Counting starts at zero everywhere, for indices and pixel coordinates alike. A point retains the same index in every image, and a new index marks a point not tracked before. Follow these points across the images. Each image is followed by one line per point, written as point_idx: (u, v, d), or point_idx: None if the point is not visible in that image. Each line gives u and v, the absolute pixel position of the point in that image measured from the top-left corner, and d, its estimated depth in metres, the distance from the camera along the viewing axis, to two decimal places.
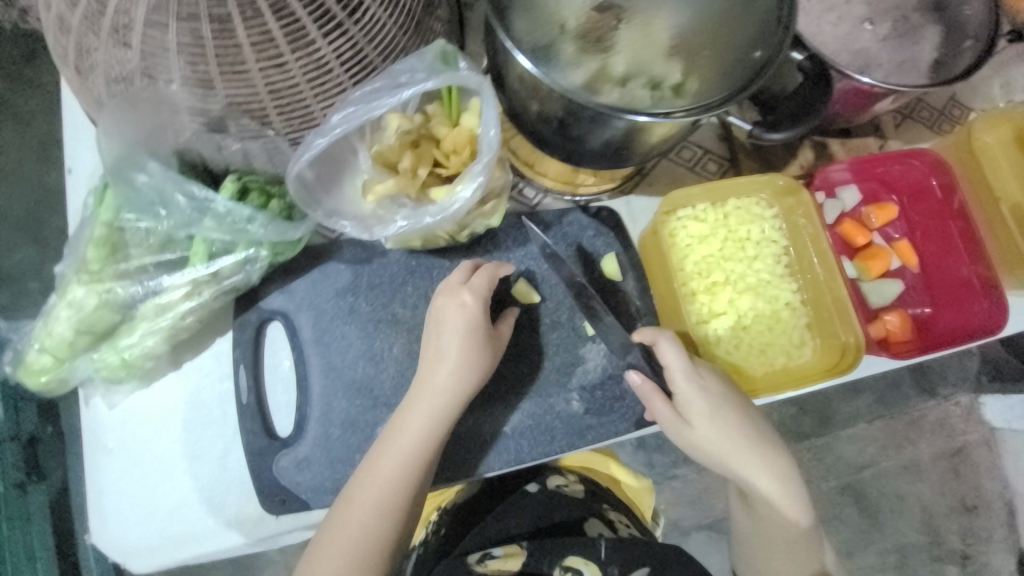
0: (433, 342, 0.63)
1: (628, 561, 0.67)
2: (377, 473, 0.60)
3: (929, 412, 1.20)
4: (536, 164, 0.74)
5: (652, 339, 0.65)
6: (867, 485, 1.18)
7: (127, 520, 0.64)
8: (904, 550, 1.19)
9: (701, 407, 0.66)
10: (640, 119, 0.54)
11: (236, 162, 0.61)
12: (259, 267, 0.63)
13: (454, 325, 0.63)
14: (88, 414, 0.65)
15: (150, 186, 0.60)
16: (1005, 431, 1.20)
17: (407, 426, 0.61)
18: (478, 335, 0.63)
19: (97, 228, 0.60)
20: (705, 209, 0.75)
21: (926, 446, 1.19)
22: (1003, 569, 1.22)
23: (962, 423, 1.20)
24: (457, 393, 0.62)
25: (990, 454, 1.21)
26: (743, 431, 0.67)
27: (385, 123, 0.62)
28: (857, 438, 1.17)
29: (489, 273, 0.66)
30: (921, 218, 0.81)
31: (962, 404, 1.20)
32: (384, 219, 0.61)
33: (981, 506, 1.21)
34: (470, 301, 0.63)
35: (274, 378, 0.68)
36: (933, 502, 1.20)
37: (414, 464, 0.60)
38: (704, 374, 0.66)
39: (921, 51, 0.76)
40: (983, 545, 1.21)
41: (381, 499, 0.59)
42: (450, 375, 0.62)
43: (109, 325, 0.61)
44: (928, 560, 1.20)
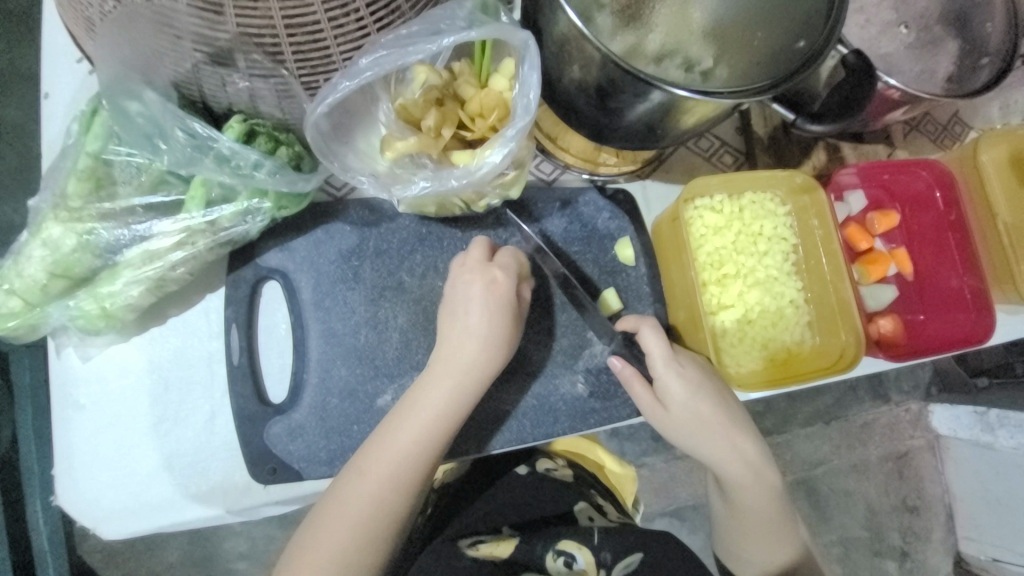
0: (459, 314, 0.60)
1: (622, 543, 0.66)
2: (390, 447, 0.57)
3: (883, 416, 1.25)
4: (559, 139, 0.71)
5: (634, 327, 0.67)
6: (818, 480, 1.23)
7: (96, 480, 0.59)
8: (847, 543, 1.25)
9: (680, 392, 0.64)
10: (680, 93, 0.51)
11: (242, 103, 0.56)
12: (260, 220, 0.58)
13: (481, 299, 0.60)
14: (59, 363, 0.59)
15: (144, 118, 0.54)
16: (950, 438, 1.26)
17: (425, 402, 0.58)
18: (506, 313, 0.60)
19: (82, 160, 0.54)
20: (721, 200, 0.75)
21: (876, 447, 1.25)
22: (936, 566, 1.29)
23: (911, 428, 1.26)
24: (483, 371, 0.59)
25: (933, 459, 1.28)
26: (721, 419, 0.66)
27: (409, 77, 0.58)
28: (814, 436, 1.22)
29: (510, 252, 0.64)
30: (919, 229, 0.83)
31: (913, 411, 1.26)
32: (405, 179, 0.58)
33: (921, 507, 1.28)
34: (501, 274, 0.61)
35: (268, 343, 0.64)
36: (877, 501, 1.26)
37: (428, 441, 0.57)
38: (682, 359, 0.66)
39: (940, 64, 0.76)
40: (920, 542, 1.28)
41: (390, 476, 0.56)
42: (479, 351, 0.59)
43: (89, 270, 0.55)
44: (870, 554, 1.26)
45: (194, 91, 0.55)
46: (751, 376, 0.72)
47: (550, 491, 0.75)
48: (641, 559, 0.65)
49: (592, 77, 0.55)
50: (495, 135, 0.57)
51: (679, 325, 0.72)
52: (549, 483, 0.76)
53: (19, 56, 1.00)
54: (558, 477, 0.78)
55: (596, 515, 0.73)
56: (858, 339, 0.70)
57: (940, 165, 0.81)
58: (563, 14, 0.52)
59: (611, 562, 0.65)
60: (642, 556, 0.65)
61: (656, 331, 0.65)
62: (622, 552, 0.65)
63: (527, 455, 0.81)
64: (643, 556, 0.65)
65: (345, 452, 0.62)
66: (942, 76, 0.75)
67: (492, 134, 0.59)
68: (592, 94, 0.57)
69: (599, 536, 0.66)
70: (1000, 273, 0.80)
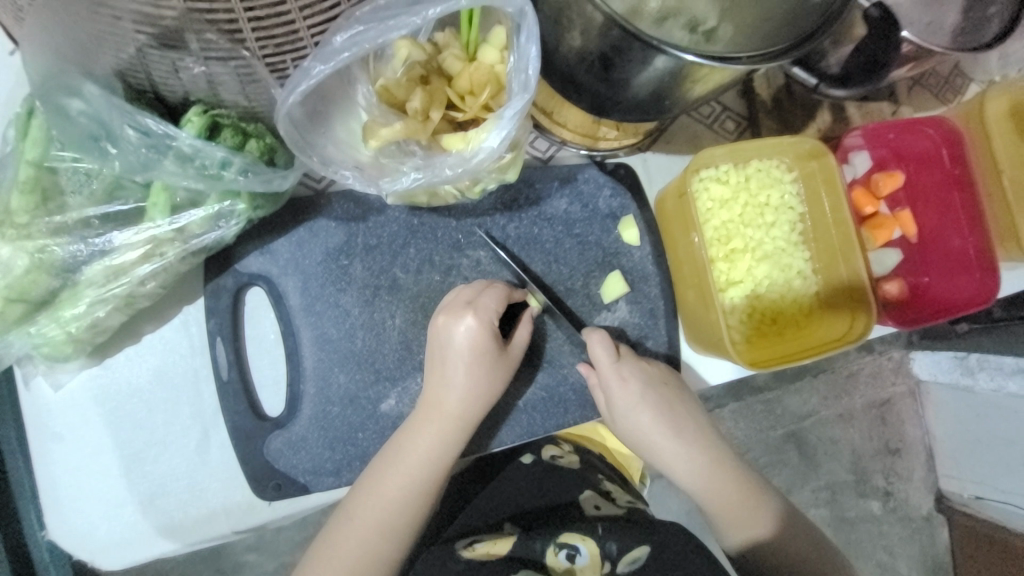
0: (439, 362, 0.58)
1: (627, 536, 0.65)
2: (376, 498, 0.56)
3: (866, 365, 1.25)
4: (556, 113, 0.67)
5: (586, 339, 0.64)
6: (806, 432, 1.24)
7: (86, 513, 0.56)
8: (834, 488, 1.27)
9: (627, 405, 0.64)
10: (688, 59, 0.46)
11: (201, 92, 0.49)
12: (235, 224, 0.52)
13: (461, 346, 0.57)
14: (29, 393, 0.55)
15: (88, 117, 0.47)
16: (930, 384, 1.25)
17: (409, 451, 0.57)
18: (487, 358, 0.58)
19: (23, 170, 0.47)
20: (727, 170, 0.71)
21: (859, 397, 1.25)
22: (919, 504, 1.30)
23: (892, 376, 1.26)
24: (467, 417, 0.58)
25: (914, 405, 1.28)
26: (662, 429, 0.65)
27: (389, 53, 0.52)
28: (802, 391, 1.23)
29: (499, 292, 0.60)
30: (923, 189, 0.81)
31: (893, 359, 1.26)
32: (393, 170, 0.53)
33: (902, 450, 1.28)
34: (477, 321, 0.58)
35: (258, 354, 0.60)
36: (861, 446, 1.27)
37: (417, 486, 0.57)
38: (626, 374, 0.63)
39: (949, 12, 0.72)
40: (903, 483, 1.29)
41: (383, 522, 0.56)
42: (460, 398, 0.57)
43: (48, 292, 0.49)
44: (854, 496, 1.28)
45: (142, 81, 0.48)
46: (762, 352, 0.70)
47: (556, 480, 0.74)
48: (648, 554, 0.63)
49: (595, 45, 0.49)
50: (489, 115, 0.52)
51: (686, 304, 0.70)
52: (555, 472, 0.76)
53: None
54: (564, 464, 0.77)
55: (603, 502, 0.71)
56: (868, 320, 0.68)
57: (947, 122, 0.78)
58: None
59: (615, 554, 0.64)
60: (648, 550, 0.64)
61: (604, 343, 0.63)
62: (626, 547, 0.64)
63: (532, 443, 0.79)
64: (650, 551, 0.63)
65: (352, 461, 0.59)
66: (950, 25, 0.71)
67: (485, 114, 0.53)
68: (594, 63, 0.52)
69: (603, 528, 0.65)
70: (1005, 232, 0.78)
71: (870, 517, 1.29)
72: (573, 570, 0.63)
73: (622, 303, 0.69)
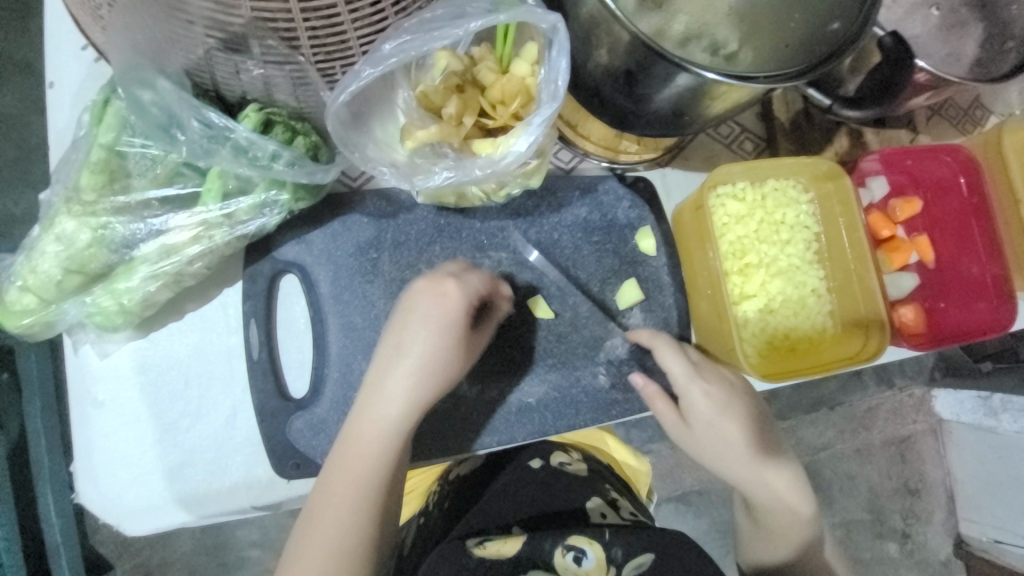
0: (398, 328, 0.58)
1: (632, 543, 0.65)
2: (341, 480, 0.55)
3: (886, 401, 1.22)
4: (581, 127, 0.68)
5: (650, 343, 0.66)
6: (821, 465, 1.21)
7: (116, 478, 0.59)
8: (849, 526, 1.23)
9: (706, 410, 0.65)
10: (711, 77, 0.49)
11: (257, 91, 0.54)
12: (277, 213, 0.56)
13: (417, 317, 0.57)
14: (76, 360, 0.59)
15: (158, 107, 0.52)
16: (952, 423, 1.22)
17: (371, 424, 0.56)
18: (447, 323, 0.58)
19: (95, 152, 0.52)
20: (745, 187, 0.73)
21: (877, 433, 1.22)
22: (938, 548, 1.26)
23: (913, 412, 1.23)
24: (427, 385, 0.57)
25: (935, 443, 1.25)
26: (743, 441, 0.67)
27: (430, 63, 0.56)
28: (818, 422, 1.20)
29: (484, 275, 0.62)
30: (940, 215, 0.82)
31: (915, 396, 1.23)
32: (426, 169, 0.56)
33: (922, 490, 1.25)
34: (448, 292, 0.58)
35: (288, 338, 0.63)
36: (879, 483, 1.23)
37: (381, 460, 0.56)
38: (707, 378, 0.65)
39: (967, 46, 0.74)
40: (922, 525, 1.25)
41: (352, 497, 0.55)
42: (415, 365, 0.57)
43: (105, 266, 0.54)
44: (871, 536, 1.24)
45: (205, 80, 0.53)
46: (773, 369, 0.71)
47: (561, 486, 0.75)
48: (652, 560, 0.64)
49: (621, 61, 0.53)
50: (518, 123, 0.55)
51: (700, 315, 0.71)
52: (562, 478, 0.76)
53: (35, 49, 0.98)
54: (572, 471, 0.78)
55: (609, 511, 0.72)
56: (882, 339, 0.69)
57: (966, 151, 0.80)
58: None
59: (620, 560, 0.65)
60: (653, 557, 0.64)
61: (674, 349, 0.65)
62: (632, 553, 0.64)
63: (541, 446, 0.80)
64: (654, 557, 0.64)
65: None
66: (968, 57, 0.73)
67: (514, 122, 0.57)
68: (619, 79, 0.55)
69: (610, 533, 0.66)
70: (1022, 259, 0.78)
71: (887, 559, 1.25)
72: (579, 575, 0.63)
73: (637, 311, 0.71)
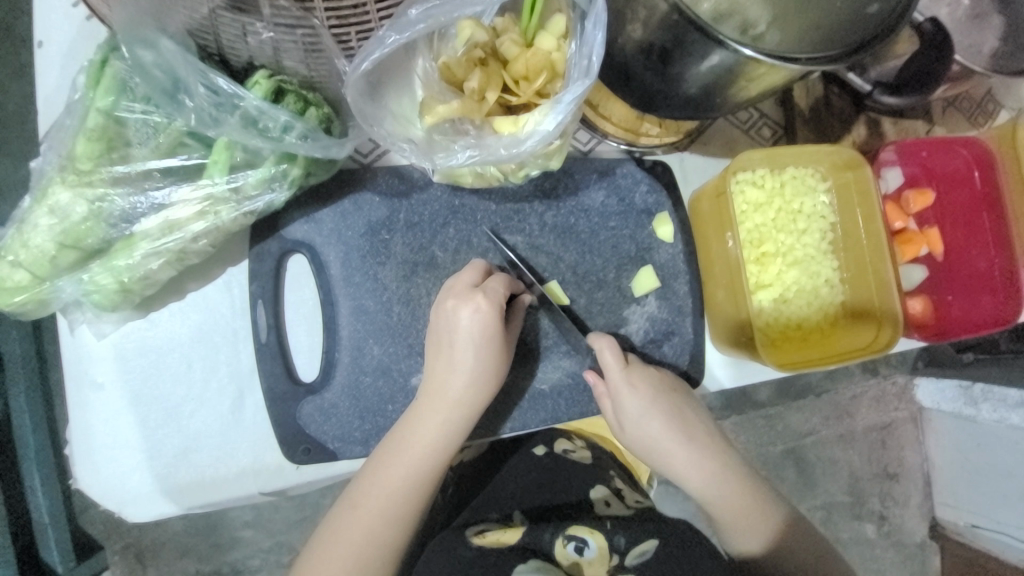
0: (446, 346, 0.57)
1: (633, 531, 0.64)
2: (379, 480, 0.56)
3: (871, 389, 1.25)
4: (601, 106, 0.68)
5: (596, 345, 0.64)
6: (806, 450, 1.24)
7: (115, 463, 0.56)
8: (830, 509, 1.27)
9: (630, 407, 0.63)
10: (748, 54, 0.47)
11: (266, 57, 0.50)
12: (286, 189, 0.53)
13: (468, 326, 0.57)
14: (72, 339, 0.56)
15: (161, 70, 0.48)
16: (933, 411, 1.25)
17: (414, 438, 0.57)
18: (495, 345, 0.58)
19: (92, 118, 0.48)
20: (764, 174, 0.72)
21: (862, 419, 1.25)
22: (913, 531, 1.30)
23: (896, 400, 1.26)
24: (472, 405, 0.58)
25: (916, 431, 1.28)
26: (674, 436, 0.65)
27: (451, 33, 0.53)
28: (807, 409, 1.22)
29: (503, 279, 0.60)
30: (953, 208, 0.82)
31: (898, 384, 1.26)
32: (445, 146, 0.54)
33: (902, 475, 1.29)
34: (488, 301, 0.57)
35: (296, 320, 0.61)
36: (861, 468, 1.27)
37: (422, 473, 0.57)
38: (637, 380, 0.64)
39: (990, 36, 0.73)
40: (899, 508, 1.29)
41: (388, 506, 0.56)
42: (463, 384, 0.57)
43: (102, 241, 0.50)
44: (850, 519, 1.28)
45: (210, 42, 0.49)
46: (788, 358, 0.71)
47: (566, 475, 0.74)
48: (656, 546, 0.63)
49: (656, 37, 0.50)
50: (544, 101, 0.53)
51: (715, 304, 0.70)
52: (567, 465, 0.76)
53: (13, 8, 0.92)
54: (576, 458, 0.77)
55: (613, 500, 0.71)
56: (894, 332, 0.69)
57: (983, 143, 0.79)
58: None
59: (625, 547, 0.63)
60: (657, 544, 0.63)
61: (613, 348, 0.63)
62: (636, 539, 0.63)
63: (547, 435, 0.80)
64: (659, 544, 0.63)
65: (380, 433, 0.60)
66: (990, 47, 0.73)
67: (538, 99, 0.54)
68: (651, 55, 0.53)
69: (611, 523, 0.65)
70: None
71: (864, 541, 1.29)
72: (580, 564, 0.63)
73: (651, 298, 0.70)
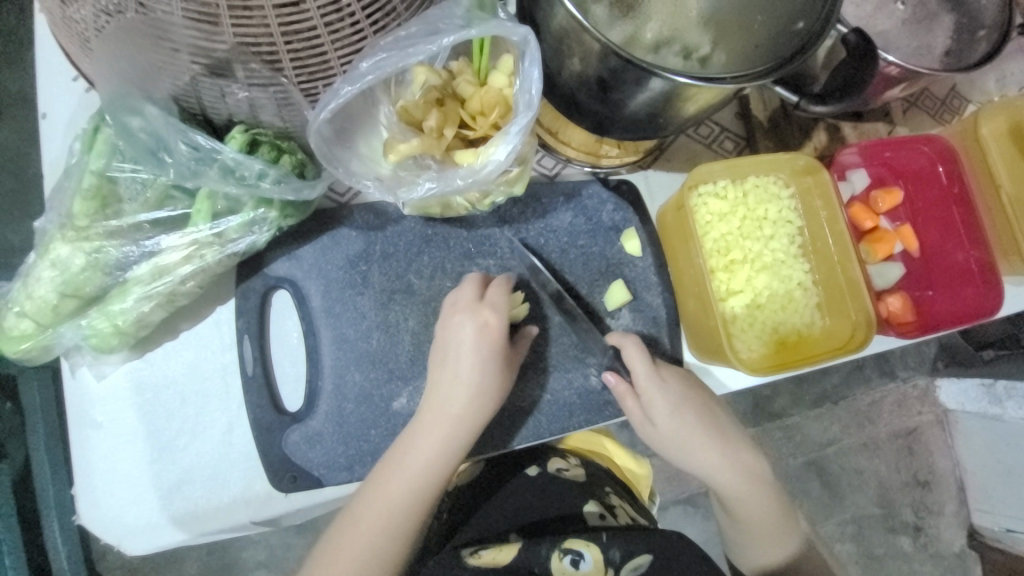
0: (450, 361, 0.61)
1: (631, 547, 0.65)
2: (381, 497, 0.58)
3: (890, 394, 1.22)
4: (560, 132, 0.71)
5: (620, 344, 0.66)
6: (828, 461, 1.21)
7: (115, 500, 0.59)
8: (860, 521, 1.22)
9: (663, 407, 0.65)
10: (681, 81, 0.51)
11: (242, 113, 0.55)
12: (266, 230, 0.58)
13: (472, 345, 0.60)
14: (74, 382, 0.60)
15: (146, 132, 0.54)
16: (958, 413, 1.22)
17: (413, 458, 0.59)
18: (496, 359, 0.61)
19: (87, 178, 0.54)
20: (726, 185, 0.75)
21: (884, 426, 1.22)
22: (952, 540, 1.25)
23: (919, 404, 1.23)
24: (474, 424, 0.60)
25: (942, 433, 1.24)
26: (705, 436, 0.68)
27: (409, 78, 0.58)
28: (823, 418, 1.20)
29: (506, 293, 0.64)
30: (921, 204, 0.83)
31: (919, 387, 1.23)
32: (410, 181, 0.58)
33: (933, 481, 1.24)
34: (492, 319, 0.61)
35: (281, 353, 0.64)
36: (887, 477, 1.23)
37: (419, 488, 0.59)
38: (665, 376, 0.66)
39: (936, 39, 0.76)
40: (934, 516, 1.24)
41: (386, 520, 0.58)
42: (468, 403, 0.60)
43: (99, 288, 0.55)
44: (883, 531, 1.23)
45: (193, 104, 0.54)
46: (763, 362, 0.72)
47: (559, 492, 0.75)
48: (649, 561, 0.65)
49: (593, 69, 0.54)
50: (497, 133, 0.57)
51: (688, 314, 0.72)
52: (558, 484, 0.76)
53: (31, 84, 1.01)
54: (569, 477, 0.78)
55: (607, 513, 0.73)
56: (868, 331, 0.70)
57: (943, 141, 0.81)
58: (560, 7, 0.51)
59: (619, 561, 0.65)
60: (651, 558, 0.66)
61: (640, 350, 0.65)
62: (631, 555, 0.65)
63: (538, 454, 0.80)
64: (654, 557, 0.66)
65: (364, 457, 0.63)
66: (936, 50, 0.75)
67: (494, 132, 0.58)
68: (593, 86, 0.57)
69: (606, 535, 0.66)
70: (1007, 245, 0.80)
71: (901, 554, 1.24)
72: None
73: (625, 311, 0.72)
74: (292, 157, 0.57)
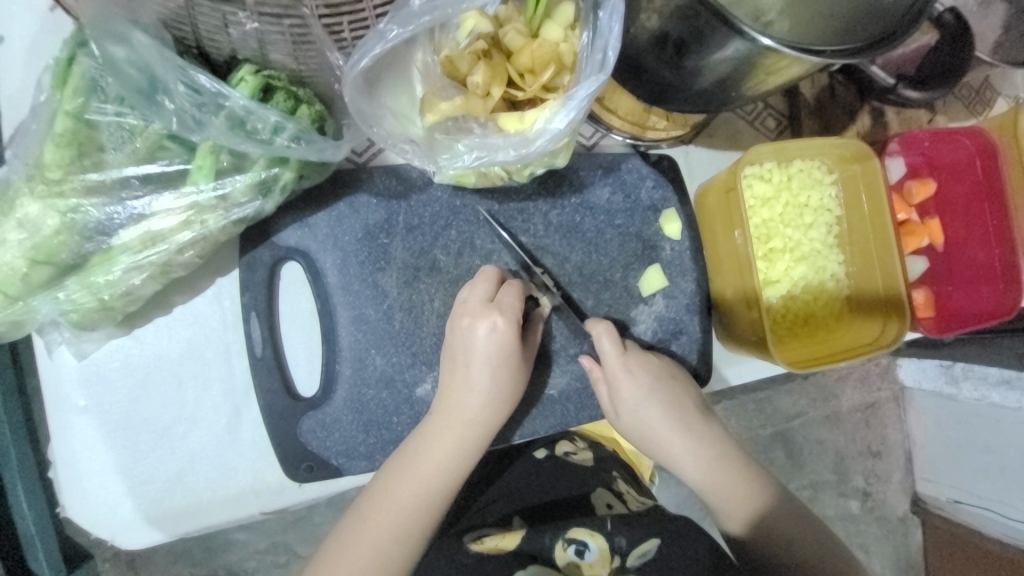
0: (462, 363, 0.56)
1: (636, 532, 0.61)
2: (394, 499, 0.54)
3: (856, 368, 1.13)
4: (608, 99, 0.66)
5: (594, 331, 0.62)
6: (794, 432, 1.12)
7: (105, 489, 0.54)
8: (816, 487, 1.16)
9: (621, 376, 0.61)
10: (767, 44, 0.43)
11: (251, 51, 0.46)
12: (277, 195, 0.50)
13: (487, 347, 0.55)
14: (58, 362, 0.53)
15: (136, 67, 0.45)
16: (914, 391, 1.14)
17: (428, 462, 0.55)
18: (512, 361, 0.56)
19: (61, 122, 0.45)
20: (772, 168, 0.70)
21: (847, 399, 1.13)
22: (896, 505, 1.19)
23: (878, 380, 1.14)
24: (488, 424, 0.57)
25: (897, 410, 1.16)
26: (670, 423, 0.63)
27: (453, 23, 0.49)
28: (793, 392, 1.11)
29: (519, 289, 0.58)
30: (954, 198, 0.81)
31: (881, 364, 1.13)
32: (449, 146, 0.51)
33: (886, 452, 1.17)
34: (504, 317, 0.55)
35: (291, 330, 0.58)
36: (846, 446, 1.15)
37: (434, 492, 0.55)
38: (632, 364, 0.62)
39: (993, 25, 0.72)
40: (882, 485, 1.18)
41: (399, 528, 0.54)
42: (484, 404, 0.56)
43: (77, 255, 0.47)
44: (835, 495, 1.17)
45: (187, 34, 0.45)
46: (796, 355, 0.70)
47: (565, 476, 0.71)
48: (657, 546, 0.60)
49: (672, 27, 0.48)
50: (552, 96, 0.49)
51: (725, 302, 0.69)
52: (566, 468, 0.73)
53: None
54: (577, 461, 0.74)
55: (614, 501, 0.68)
56: (900, 328, 0.68)
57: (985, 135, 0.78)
58: None
59: (625, 548, 0.61)
60: (658, 543, 0.61)
61: (611, 335, 0.61)
62: (636, 540, 0.61)
63: (546, 437, 0.77)
64: (660, 543, 0.61)
65: (385, 446, 0.58)
66: (995, 37, 0.71)
67: (546, 94, 0.51)
68: (666, 47, 0.50)
69: (612, 522, 0.62)
70: None
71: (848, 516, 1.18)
72: (581, 567, 0.61)
73: (659, 298, 0.68)
74: (311, 109, 0.49)
